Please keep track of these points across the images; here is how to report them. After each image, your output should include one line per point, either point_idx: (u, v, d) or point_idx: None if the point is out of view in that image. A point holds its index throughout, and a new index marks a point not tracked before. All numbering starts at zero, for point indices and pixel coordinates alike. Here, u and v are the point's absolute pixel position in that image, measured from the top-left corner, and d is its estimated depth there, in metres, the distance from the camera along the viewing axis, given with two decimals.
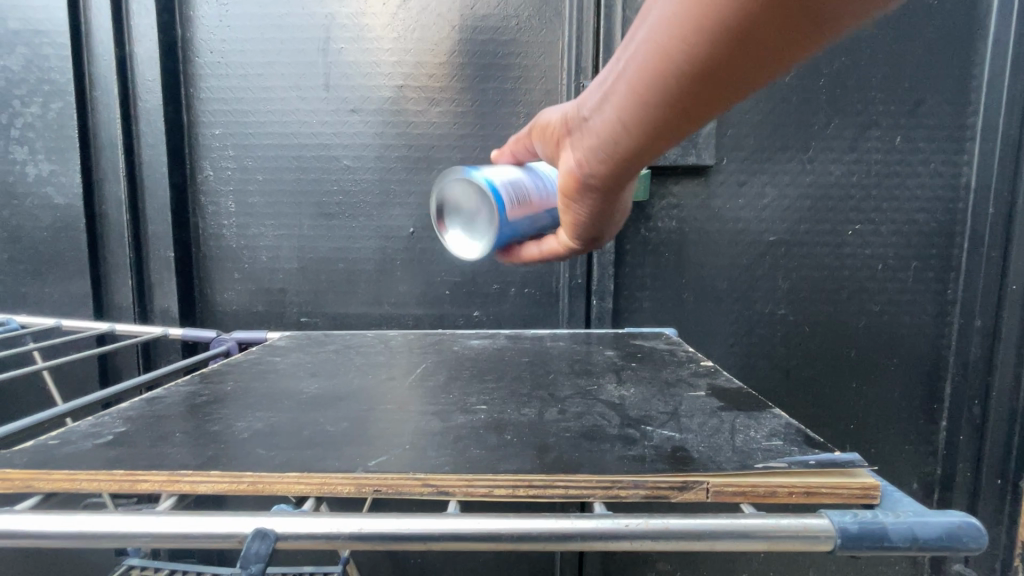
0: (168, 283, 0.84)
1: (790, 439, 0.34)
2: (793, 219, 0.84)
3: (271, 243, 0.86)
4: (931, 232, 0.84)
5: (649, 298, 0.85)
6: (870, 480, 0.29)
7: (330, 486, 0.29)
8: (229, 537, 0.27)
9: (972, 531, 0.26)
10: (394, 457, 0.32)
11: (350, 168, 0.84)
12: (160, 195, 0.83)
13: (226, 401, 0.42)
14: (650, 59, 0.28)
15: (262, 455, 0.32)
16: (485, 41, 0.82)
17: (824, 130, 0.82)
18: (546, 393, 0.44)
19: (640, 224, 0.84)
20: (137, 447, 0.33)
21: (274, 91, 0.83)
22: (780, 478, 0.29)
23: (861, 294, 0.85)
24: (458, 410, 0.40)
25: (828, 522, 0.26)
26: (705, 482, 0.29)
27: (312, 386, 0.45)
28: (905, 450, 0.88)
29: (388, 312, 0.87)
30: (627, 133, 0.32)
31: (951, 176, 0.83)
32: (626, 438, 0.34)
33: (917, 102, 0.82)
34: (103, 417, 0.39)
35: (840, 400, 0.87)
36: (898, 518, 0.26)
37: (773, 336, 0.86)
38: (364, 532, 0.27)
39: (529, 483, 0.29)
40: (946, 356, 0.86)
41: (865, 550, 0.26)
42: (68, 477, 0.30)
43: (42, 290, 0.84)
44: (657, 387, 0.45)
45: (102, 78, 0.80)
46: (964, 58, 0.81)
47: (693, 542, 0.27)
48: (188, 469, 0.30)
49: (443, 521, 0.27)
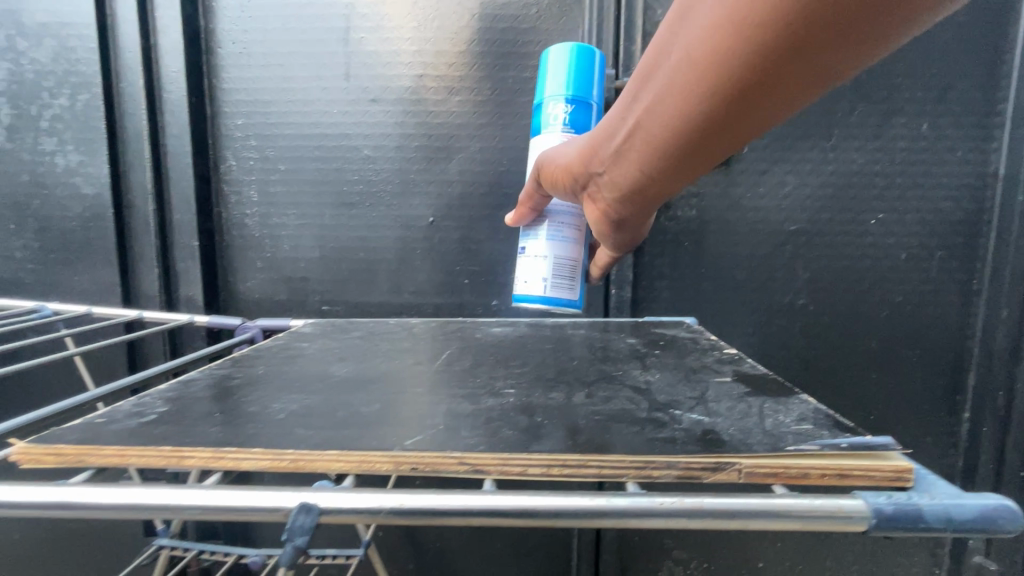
0: (193, 272, 0.86)
1: (820, 424, 0.34)
2: (815, 208, 0.83)
3: (293, 232, 0.87)
4: (957, 221, 0.82)
5: (668, 287, 0.85)
6: (903, 463, 0.29)
7: (368, 463, 0.30)
8: (274, 511, 0.28)
9: (1008, 514, 0.26)
10: (428, 437, 0.32)
11: (370, 158, 0.85)
12: (185, 185, 0.84)
13: (259, 384, 0.43)
14: (657, 135, 0.41)
15: (300, 434, 0.33)
16: (504, 29, 0.81)
17: (848, 117, 0.81)
18: (571, 378, 0.45)
19: (659, 213, 0.83)
20: (180, 426, 0.34)
21: (295, 81, 0.84)
22: (813, 460, 0.29)
23: (884, 284, 0.84)
24: (486, 393, 0.41)
25: (862, 503, 0.27)
26: (737, 463, 0.29)
27: (342, 370, 0.46)
28: (926, 441, 0.87)
29: (408, 300, 0.88)
30: (637, 186, 0.49)
31: (980, 164, 0.81)
32: (655, 421, 0.35)
33: (945, 88, 0.80)
34: (144, 398, 0.40)
35: (860, 391, 0.86)
36: (933, 500, 0.27)
37: (793, 326, 0.85)
38: (404, 507, 0.27)
39: (563, 463, 0.30)
40: (970, 347, 0.85)
41: (899, 530, 0.26)
42: (118, 453, 0.31)
43: (72, 278, 0.86)
44: (682, 373, 0.46)
45: (128, 69, 0.82)
46: (995, 42, 0.79)
47: (728, 521, 0.27)
48: (231, 446, 0.31)
49: (482, 498, 0.28)
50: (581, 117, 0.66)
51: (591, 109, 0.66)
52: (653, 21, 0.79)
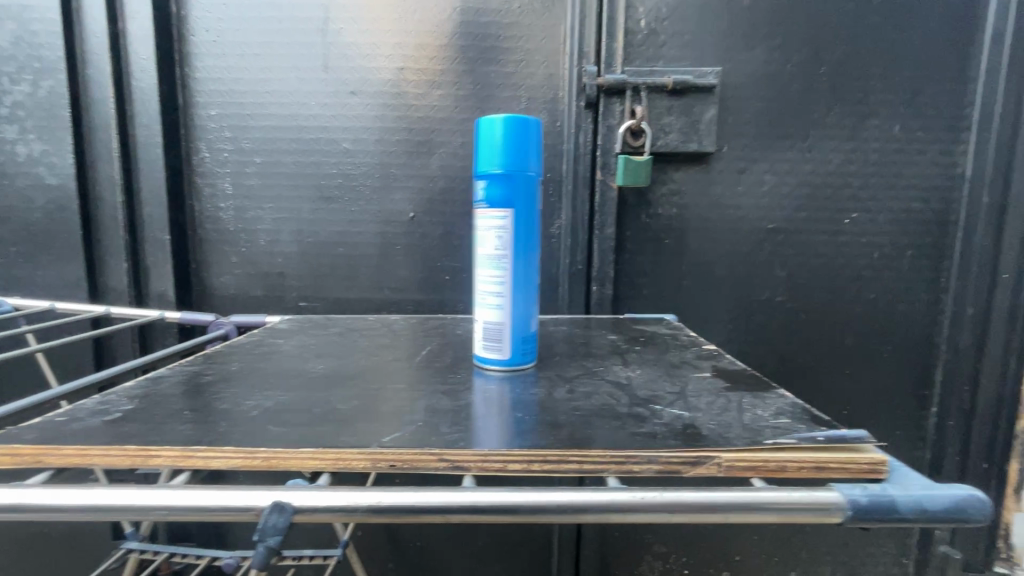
0: (164, 267, 0.83)
1: (797, 417, 0.35)
2: (792, 207, 0.84)
3: (269, 226, 0.85)
4: (927, 220, 0.85)
5: (649, 285, 0.86)
6: (877, 455, 0.30)
7: (344, 461, 0.29)
8: (245, 510, 0.27)
9: (978, 504, 0.26)
10: (407, 433, 0.32)
11: (349, 151, 0.83)
12: (155, 176, 0.81)
13: (233, 381, 0.41)
14: None
15: (275, 431, 0.32)
16: (486, 23, 0.81)
17: (824, 117, 0.83)
18: (553, 374, 0.44)
19: (641, 210, 0.84)
20: (147, 423, 0.33)
21: (272, 72, 0.82)
22: (790, 453, 0.30)
23: (858, 282, 0.86)
24: (466, 389, 0.40)
25: (838, 495, 0.27)
26: (717, 457, 0.29)
27: (319, 366, 0.45)
28: (896, 435, 0.90)
29: (388, 297, 0.86)
30: None
31: (948, 166, 0.84)
32: (636, 416, 0.35)
33: (916, 90, 0.82)
34: (109, 396, 0.38)
35: (835, 386, 0.88)
36: (906, 491, 0.27)
37: (770, 323, 0.87)
38: (381, 505, 0.27)
39: (544, 458, 0.29)
40: (939, 343, 0.87)
41: (873, 522, 0.26)
42: (80, 452, 0.29)
43: (35, 272, 0.82)
44: (663, 368, 0.46)
45: (95, 55, 0.79)
46: (963, 47, 0.82)
47: (707, 514, 0.27)
48: (201, 444, 0.30)
49: (461, 494, 0.27)
50: (498, 199, 0.43)
51: (520, 193, 0.43)
52: (635, 19, 0.79)
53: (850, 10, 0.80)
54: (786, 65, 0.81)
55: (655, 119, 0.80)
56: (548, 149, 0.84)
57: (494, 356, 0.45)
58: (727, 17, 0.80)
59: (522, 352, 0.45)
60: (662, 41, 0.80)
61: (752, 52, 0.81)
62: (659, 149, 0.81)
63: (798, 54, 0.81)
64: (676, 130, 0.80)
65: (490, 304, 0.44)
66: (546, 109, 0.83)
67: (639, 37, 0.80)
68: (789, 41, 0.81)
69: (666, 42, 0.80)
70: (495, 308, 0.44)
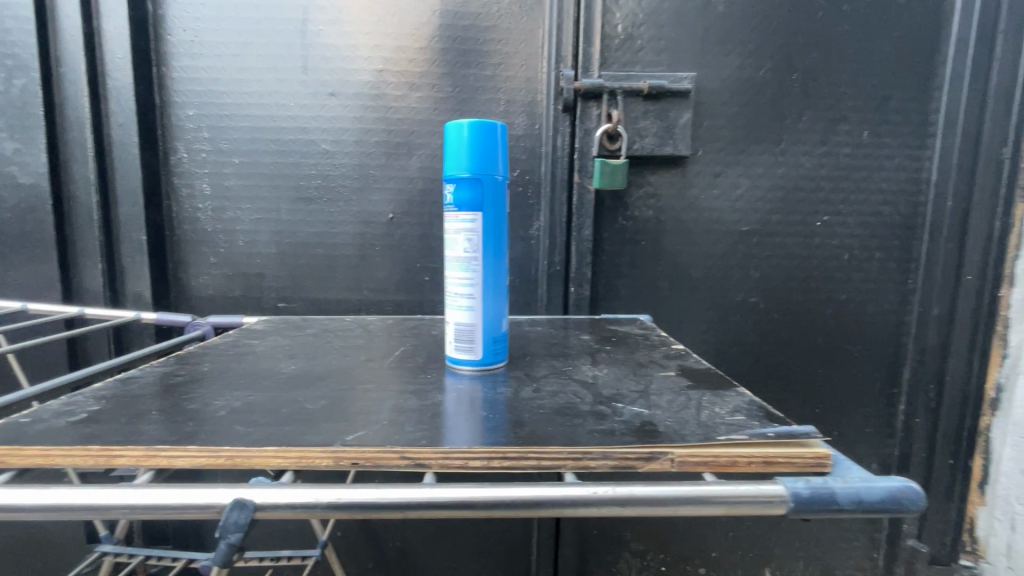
0: (140, 267, 0.83)
1: (752, 414, 0.36)
2: (765, 210, 0.86)
3: (248, 227, 0.85)
4: (894, 223, 0.87)
5: (626, 286, 0.87)
6: (822, 449, 0.31)
7: (307, 459, 0.30)
8: (207, 508, 0.27)
9: (911, 494, 0.28)
10: (372, 432, 0.32)
11: (328, 152, 0.83)
12: (131, 176, 0.81)
13: (203, 381, 0.42)
14: None
15: (241, 431, 0.32)
16: (465, 27, 0.82)
17: (796, 123, 0.85)
18: (522, 373, 0.45)
19: (618, 213, 0.85)
20: (112, 424, 0.33)
21: (251, 72, 0.82)
22: (740, 449, 0.31)
23: (828, 284, 0.88)
24: (435, 389, 0.41)
25: (782, 489, 0.28)
26: (670, 453, 0.30)
27: (291, 367, 0.46)
28: (866, 432, 0.92)
29: (367, 298, 0.87)
30: None
31: (914, 170, 0.86)
32: (597, 414, 0.36)
33: (884, 97, 0.85)
34: (76, 397, 0.38)
35: (806, 385, 0.90)
36: (846, 483, 0.28)
37: (744, 323, 0.89)
38: (341, 501, 0.28)
39: (503, 455, 0.30)
40: (906, 343, 0.90)
41: (813, 512, 0.28)
42: (43, 453, 0.30)
43: (7, 273, 0.81)
44: (629, 368, 0.47)
45: (69, 54, 0.78)
46: (929, 56, 0.84)
47: (658, 508, 0.28)
48: (165, 444, 0.30)
49: (421, 491, 0.28)
50: (467, 202, 0.44)
51: (488, 197, 0.44)
52: (612, 24, 0.81)
53: (820, 18, 0.83)
54: (759, 71, 0.83)
55: (631, 123, 0.81)
56: (527, 152, 0.85)
57: (465, 357, 0.45)
58: (702, 23, 0.82)
59: (493, 352, 0.46)
60: (639, 46, 0.81)
61: (726, 58, 0.82)
62: (635, 152, 0.82)
63: (770, 61, 0.83)
64: (651, 134, 0.82)
65: (461, 305, 0.44)
66: (525, 112, 0.84)
67: (616, 42, 0.81)
68: (762, 48, 0.83)
69: (642, 47, 0.81)
70: (466, 309, 0.44)
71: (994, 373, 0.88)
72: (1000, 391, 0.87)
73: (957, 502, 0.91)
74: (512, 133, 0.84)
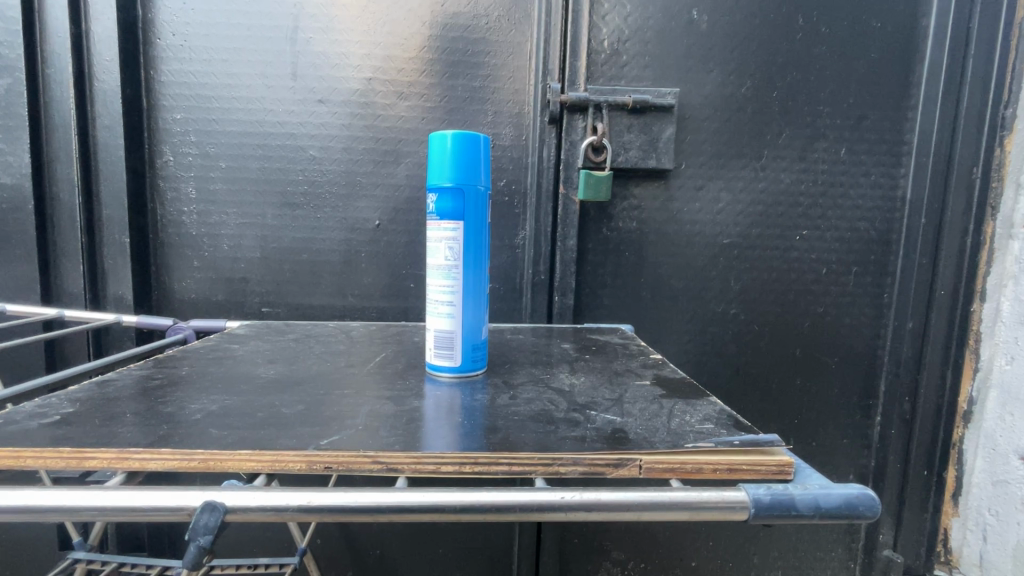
0: (123, 269, 0.82)
1: (720, 423, 0.37)
2: (745, 223, 0.88)
3: (233, 231, 0.85)
4: (870, 238, 0.90)
5: (609, 295, 0.88)
6: (785, 457, 0.33)
7: (280, 463, 0.30)
8: (177, 511, 0.27)
9: (866, 501, 0.30)
10: (345, 437, 0.33)
11: (316, 158, 0.84)
12: (115, 177, 0.80)
13: (179, 385, 0.42)
14: None
15: (216, 434, 0.33)
16: (454, 38, 0.83)
17: (776, 139, 0.87)
18: (500, 381, 0.46)
19: (602, 223, 0.86)
20: (86, 426, 0.33)
21: (240, 77, 0.82)
22: (706, 456, 0.32)
23: (807, 296, 0.90)
24: (414, 395, 0.41)
25: (744, 495, 0.29)
26: (637, 459, 0.31)
27: (270, 371, 0.46)
28: (843, 443, 0.94)
29: (351, 304, 0.87)
30: None
31: (890, 188, 0.89)
32: (570, 420, 0.37)
33: (860, 116, 0.87)
34: (50, 399, 0.38)
35: (786, 396, 0.92)
36: (806, 491, 0.30)
37: (725, 333, 0.90)
38: (313, 505, 0.28)
39: (475, 461, 0.31)
40: (881, 355, 0.92)
41: (774, 518, 0.29)
42: (13, 455, 0.29)
43: None
44: (606, 376, 0.48)
45: (57, 56, 0.78)
46: (903, 78, 0.87)
47: (622, 513, 0.29)
48: (138, 446, 0.30)
49: (392, 494, 0.29)
50: (449, 211, 0.44)
51: (470, 207, 0.45)
52: (598, 39, 0.82)
53: (798, 40, 0.85)
54: (741, 88, 0.85)
55: (615, 136, 0.83)
56: (513, 162, 0.86)
57: (445, 364, 0.46)
58: (686, 41, 0.84)
59: (473, 360, 0.46)
60: (624, 61, 0.83)
61: (708, 75, 0.85)
62: (620, 165, 0.84)
63: (751, 79, 0.85)
64: (636, 147, 0.83)
65: (442, 313, 0.45)
66: (511, 124, 0.85)
67: (603, 57, 0.83)
68: (743, 66, 0.85)
69: (627, 62, 0.83)
70: (447, 316, 0.45)
71: (966, 386, 0.90)
72: (972, 404, 0.90)
73: (930, 512, 0.93)
74: (499, 143, 0.85)
